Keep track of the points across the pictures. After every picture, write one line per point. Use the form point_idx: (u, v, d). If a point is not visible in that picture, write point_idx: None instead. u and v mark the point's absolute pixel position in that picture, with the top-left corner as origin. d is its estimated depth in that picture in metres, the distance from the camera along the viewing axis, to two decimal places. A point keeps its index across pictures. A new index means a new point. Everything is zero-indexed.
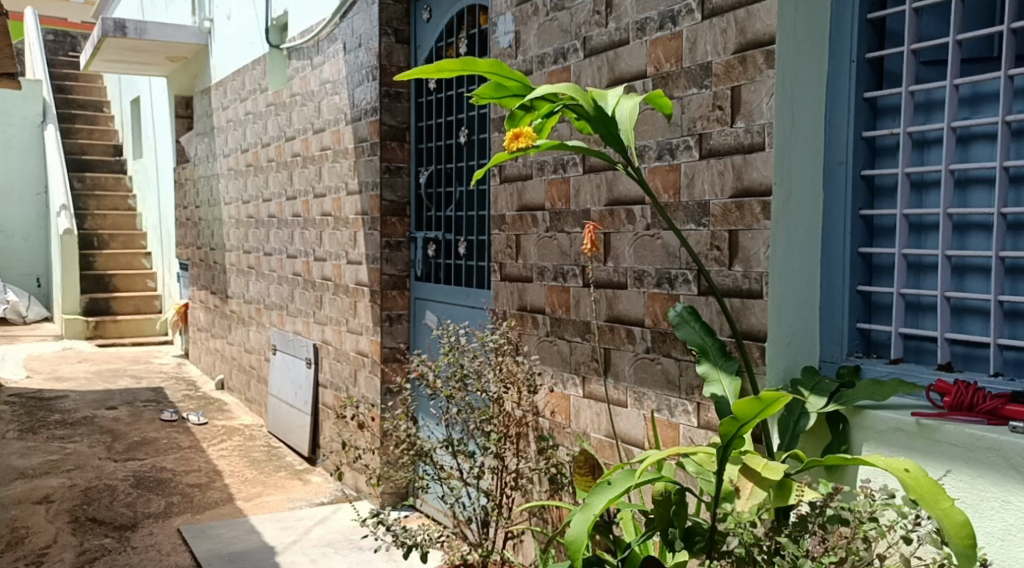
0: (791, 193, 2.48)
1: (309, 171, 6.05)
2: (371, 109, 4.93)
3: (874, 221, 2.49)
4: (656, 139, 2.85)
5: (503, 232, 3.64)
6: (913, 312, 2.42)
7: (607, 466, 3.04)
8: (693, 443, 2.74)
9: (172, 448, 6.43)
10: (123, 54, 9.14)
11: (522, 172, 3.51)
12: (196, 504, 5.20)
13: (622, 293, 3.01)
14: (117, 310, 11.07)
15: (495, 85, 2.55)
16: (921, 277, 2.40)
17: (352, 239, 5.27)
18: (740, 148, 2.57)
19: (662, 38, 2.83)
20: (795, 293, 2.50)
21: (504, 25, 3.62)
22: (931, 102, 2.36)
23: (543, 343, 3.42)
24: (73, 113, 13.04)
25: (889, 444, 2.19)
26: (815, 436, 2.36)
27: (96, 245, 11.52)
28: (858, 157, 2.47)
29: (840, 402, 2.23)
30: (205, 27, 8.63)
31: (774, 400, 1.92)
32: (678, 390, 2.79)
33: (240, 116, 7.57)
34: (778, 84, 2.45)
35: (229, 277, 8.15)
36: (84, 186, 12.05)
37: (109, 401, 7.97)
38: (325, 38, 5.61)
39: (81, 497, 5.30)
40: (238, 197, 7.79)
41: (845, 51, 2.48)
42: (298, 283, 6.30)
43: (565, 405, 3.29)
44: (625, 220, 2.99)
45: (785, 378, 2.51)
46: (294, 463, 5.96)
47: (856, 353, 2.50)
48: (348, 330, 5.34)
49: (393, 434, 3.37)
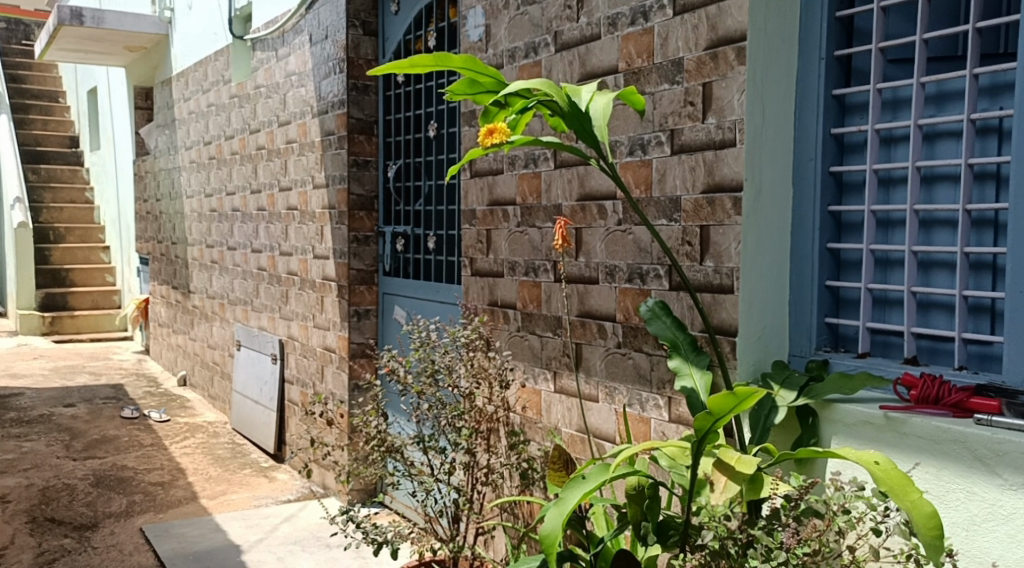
0: (761, 189, 2.50)
1: (274, 164, 5.98)
2: (338, 101, 4.89)
3: (842, 217, 2.51)
4: (628, 134, 2.86)
5: (473, 227, 3.63)
6: (879, 307, 2.45)
7: (579, 461, 3.05)
8: (664, 438, 2.76)
9: (134, 446, 6.33)
10: (80, 43, 8.96)
11: (492, 166, 3.51)
12: (159, 502, 5.12)
13: (594, 288, 3.02)
14: (74, 306, 10.88)
15: (468, 82, 2.52)
16: (889, 271, 2.43)
17: (319, 233, 5.22)
18: (711, 144, 2.58)
19: (634, 34, 2.84)
20: (765, 289, 2.52)
21: (474, 19, 3.61)
22: (898, 100, 2.39)
23: (514, 338, 3.42)
24: (27, 104, 12.78)
25: (858, 437, 2.22)
26: (786, 429, 2.39)
27: (52, 239, 11.30)
28: (826, 153, 2.48)
29: (810, 396, 2.25)
30: (166, 17, 8.48)
31: (748, 395, 1.93)
32: (650, 384, 2.80)
33: (203, 108, 7.46)
34: (749, 81, 2.46)
35: (191, 271, 8.04)
36: (38, 178, 11.81)
37: (67, 398, 7.82)
38: (291, 30, 5.55)
39: (38, 497, 5.19)
40: (200, 191, 7.68)
41: (813, 48, 2.49)
42: (263, 278, 6.24)
43: (536, 400, 3.32)
44: (597, 215, 3.00)
45: (755, 372, 2.54)
46: (259, 460, 5.91)
47: (824, 347, 2.51)
48: (315, 326, 5.29)
49: (362, 430, 3.34)
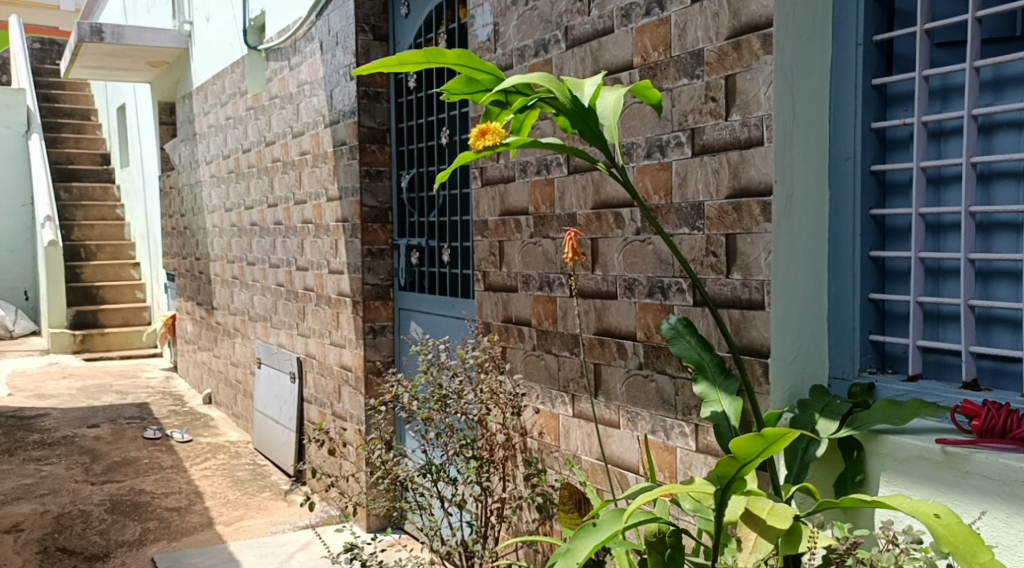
0: (793, 193, 2.24)
1: (289, 177, 5.80)
2: (350, 111, 4.68)
3: (885, 221, 2.24)
4: (646, 135, 2.61)
5: (485, 239, 3.39)
6: (932, 323, 2.17)
7: (599, 494, 2.80)
8: (691, 470, 2.50)
9: (153, 468, 6.18)
10: (103, 60, 8.90)
11: (504, 173, 3.27)
12: (174, 529, 4.95)
13: (612, 302, 2.77)
14: (105, 323, 10.83)
15: (466, 79, 2.29)
16: (941, 282, 2.15)
17: (333, 247, 5.02)
18: (736, 144, 2.32)
19: (649, 25, 2.58)
20: (800, 303, 2.26)
21: (482, 18, 3.38)
22: (948, 88, 2.12)
23: (529, 357, 3.16)
24: (61, 122, 12.86)
25: (908, 474, 1.95)
26: (827, 464, 2.12)
27: (83, 256, 11.29)
28: (866, 150, 2.22)
29: (854, 427, 1.99)
30: (186, 30, 8.39)
31: (780, 437, 1.65)
32: (674, 410, 2.55)
33: (221, 121, 7.32)
34: (776, 72, 2.20)
35: (214, 287, 7.91)
36: (70, 197, 11.82)
37: (92, 419, 7.71)
38: (302, 38, 5.37)
39: (52, 525, 5.04)
40: (221, 205, 7.52)
41: (849, 33, 2.23)
42: (281, 294, 6.06)
43: (554, 424, 3.03)
44: (613, 224, 2.75)
45: (792, 399, 2.27)
46: (280, 482, 5.72)
47: (869, 369, 2.24)
48: (331, 343, 5.10)
49: (370, 459, 3.14)
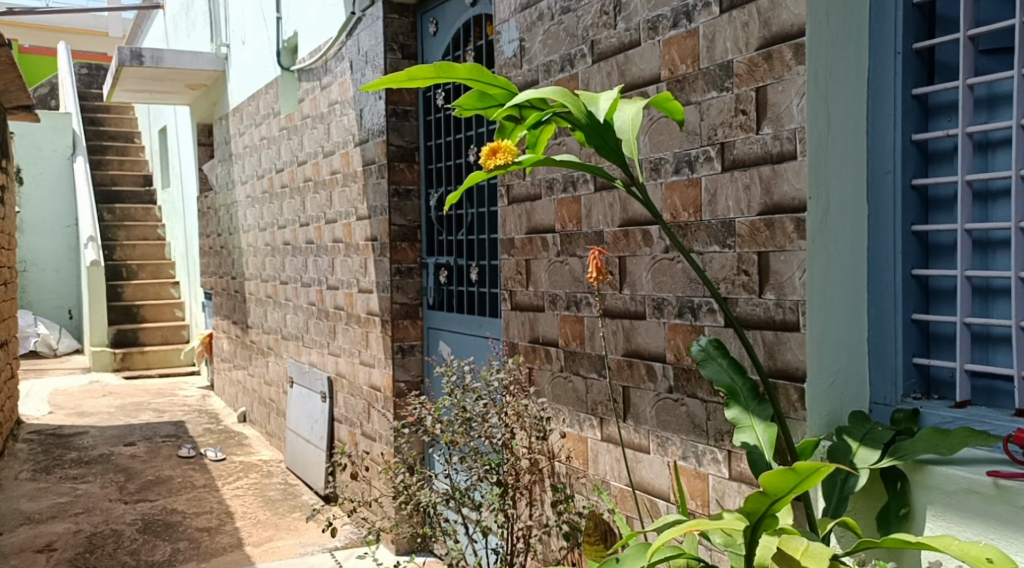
0: (829, 208, 2.14)
1: (320, 196, 5.79)
2: (378, 130, 4.64)
3: (929, 238, 2.13)
4: (674, 150, 2.52)
5: (512, 258, 3.31)
6: (981, 345, 2.05)
7: (629, 523, 2.70)
8: (724, 499, 2.40)
9: (186, 487, 6.17)
10: (144, 84, 9.00)
11: (530, 191, 3.19)
12: (203, 550, 4.91)
13: (641, 323, 2.68)
14: (144, 341, 10.92)
15: (478, 94, 2.22)
16: (991, 303, 2.03)
17: (363, 266, 4.98)
18: (768, 158, 2.23)
19: (676, 37, 2.50)
20: (837, 324, 2.16)
21: (508, 33, 3.31)
22: (994, 97, 2.01)
23: (556, 379, 3.07)
24: (105, 145, 13.07)
25: (958, 508, 1.84)
26: (869, 495, 2.01)
27: (125, 275, 11.44)
28: (906, 164, 2.11)
29: (897, 457, 1.89)
30: (223, 53, 8.45)
31: (813, 473, 1.56)
32: (706, 436, 2.45)
33: (256, 142, 7.36)
34: (810, 82, 2.11)
35: (250, 306, 7.92)
36: (113, 217, 11.99)
37: (128, 437, 7.74)
38: (333, 57, 5.37)
39: (84, 544, 5.03)
40: (255, 225, 7.54)
41: (888, 41, 2.14)
42: (313, 313, 6.04)
43: (582, 448, 2.94)
44: (641, 242, 2.66)
45: (830, 425, 2.16)
46: (311, 502, 5.67)
47: (913, 395, 2.13)
48: (361, 363, 5.05)
49: (396, 486, 3.12)
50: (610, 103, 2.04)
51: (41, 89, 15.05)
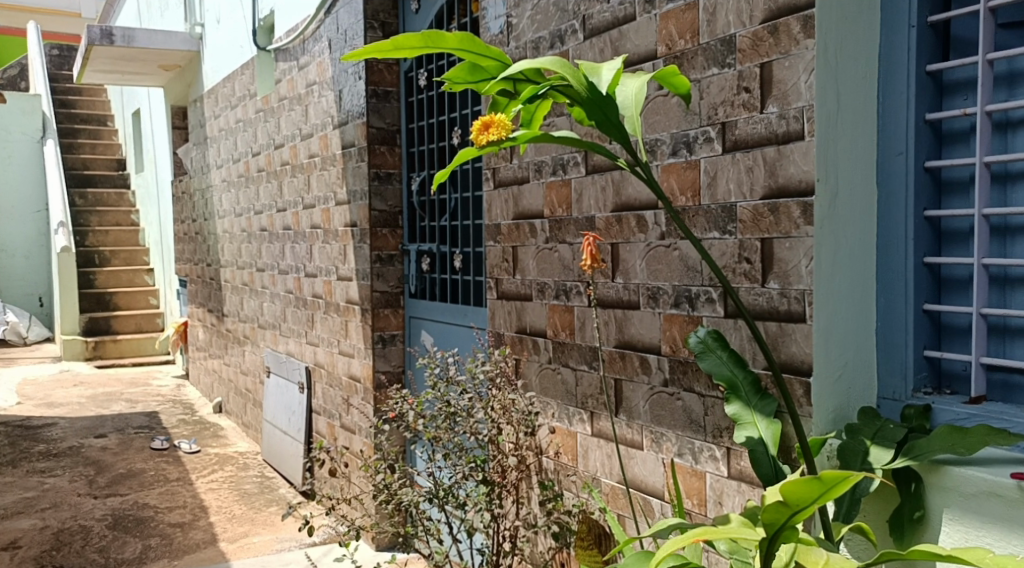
0: (838, 192, 2.01)
1: (298, 180, 5.62)
2: (357, 111, 4.48)
3: (942, 224, 2.02)
4: (671, 131, 2.38)
5: (498, 244, 3.17)
6: (998, 337, 1.94)
7: (621, 523, 2.57)
8: (723, 498, 2.28)
9: (158, 481, 5.99)
10: (116, 64, 8.75)
11: (517, 175, 3.05)
12: (176, 547, 4.75)
13: (634, 313, 2.55)
14: (117, 330, 10.68)
15: (469, 67, 2.07)
16: (1008, 292, 1.92)
17: (342, 253, 4.82)
18: (772, 139, 2.10)
19: (674, 11, 2.37)
20: (845, 315, 2.04)
21: (495, 9, 3.18)
22: (1015, 73, 1.89)
23: (544, 371, 2.94)
24: (76, 128, 12.76)
25: (976, 513, 1.74)
26: (881, 497, 1.90)
27: (97, 262, 11.18)
28: (920, 146, 1.99)
29: (913, 457, 1.78)
30: (197, 33, 8.21)
31: (840, 482, 1.45)
32: (703, 432, 2.32)
33: (232, 124, 7.15)
34: (819, 58, 1.98)
35: (225, 294, 7.72)
36: (85, 203, 11.70)
37: (100, 428, 7.53)
38: (311, 36, 5.18)
39: (50, 542, 4.85)
40: (232, 210, 7.34)
41: (901, 13, 2.01)
42: (290, 301, 5.87)
43: (571, 443, 2.82)
44: (635, 228, 2.53)
45: (837, 423, 2.04)
46: (288, 496, 5.52)
47: (924, 389, 2.01)
48: (340, 353, 4.89)
49: (374, 484, 2.99)
50: (613, 74, 1.90)
51: (11, 69, 14.69)
